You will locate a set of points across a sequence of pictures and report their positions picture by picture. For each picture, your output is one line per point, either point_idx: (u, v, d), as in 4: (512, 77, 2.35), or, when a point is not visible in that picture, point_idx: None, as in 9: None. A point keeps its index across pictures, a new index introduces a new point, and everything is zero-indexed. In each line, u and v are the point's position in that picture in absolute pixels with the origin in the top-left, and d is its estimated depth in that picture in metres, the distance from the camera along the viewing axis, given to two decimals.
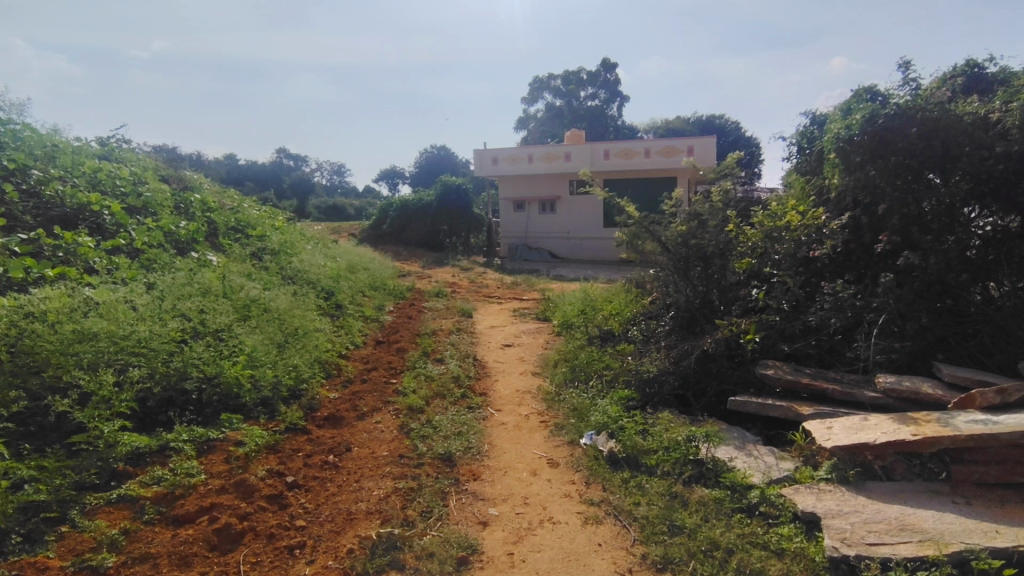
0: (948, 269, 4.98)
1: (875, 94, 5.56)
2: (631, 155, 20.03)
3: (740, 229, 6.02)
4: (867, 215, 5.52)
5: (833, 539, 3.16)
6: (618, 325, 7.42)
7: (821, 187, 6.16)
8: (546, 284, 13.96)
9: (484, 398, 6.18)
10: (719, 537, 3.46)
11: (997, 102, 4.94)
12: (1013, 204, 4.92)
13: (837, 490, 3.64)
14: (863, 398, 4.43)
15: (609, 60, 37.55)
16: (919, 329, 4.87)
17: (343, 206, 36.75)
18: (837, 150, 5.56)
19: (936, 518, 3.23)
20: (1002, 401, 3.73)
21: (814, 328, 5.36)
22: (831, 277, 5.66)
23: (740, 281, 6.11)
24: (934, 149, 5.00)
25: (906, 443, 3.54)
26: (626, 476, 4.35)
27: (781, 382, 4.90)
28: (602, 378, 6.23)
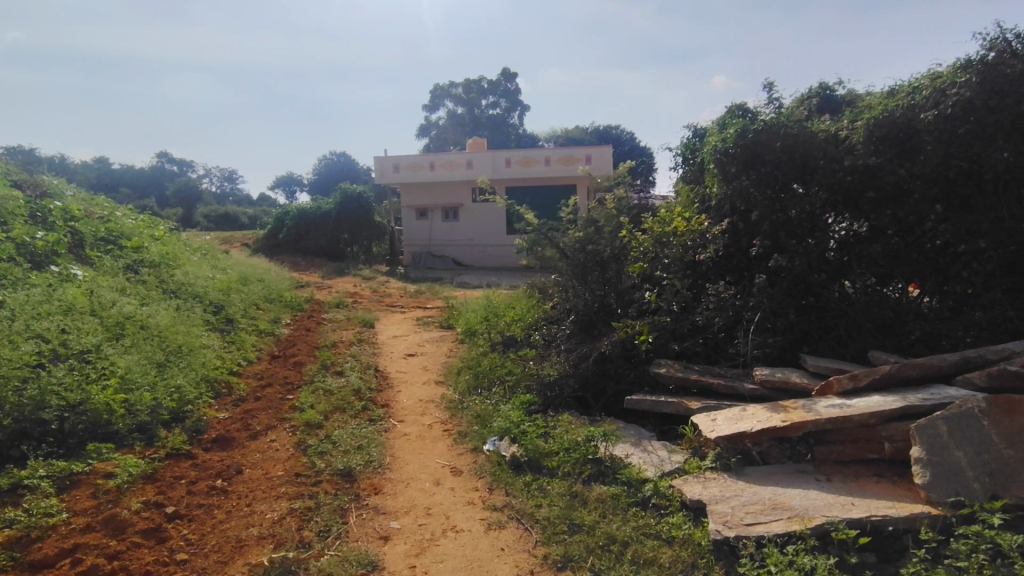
0: (810, 270, 5.52)
1: (745, 111, 6.04)
2: (532, 163, 20.44)
3: (633, 235, 6.28)
4: (742, 221, 5.92)
5: (716, 522, 3.40)
6: (519, 330, 7.54)
7: (702, 196, 6.55)
8: (450, 291, 13.92)
9: (386, 410, 6.06)
10: (615, 531, 3.60)
11: (845, 121, 5.53)
12: (860, 211, 5.42)
13: (720, 477, 3.92)
14: (743, 390, 4.80)
15: (509, 70, 38.23)
16: (788, 325, 5.39)
17: (235, 214, 34.66)
18: (715, 161, 5.92)
19: (802, 495, 3.55)
20: (854, 386, 4.15)
21: (700, 327, 5.77)
22: (714, 279, 6.09)
23: (635, 284, 6.42)
24: (795, 162, 5.50)
25: (777, 429, 3.89)
26: (528, 480, 4.41)
27: (674, 379, 5.21)
28: (505, 383, 6.31)
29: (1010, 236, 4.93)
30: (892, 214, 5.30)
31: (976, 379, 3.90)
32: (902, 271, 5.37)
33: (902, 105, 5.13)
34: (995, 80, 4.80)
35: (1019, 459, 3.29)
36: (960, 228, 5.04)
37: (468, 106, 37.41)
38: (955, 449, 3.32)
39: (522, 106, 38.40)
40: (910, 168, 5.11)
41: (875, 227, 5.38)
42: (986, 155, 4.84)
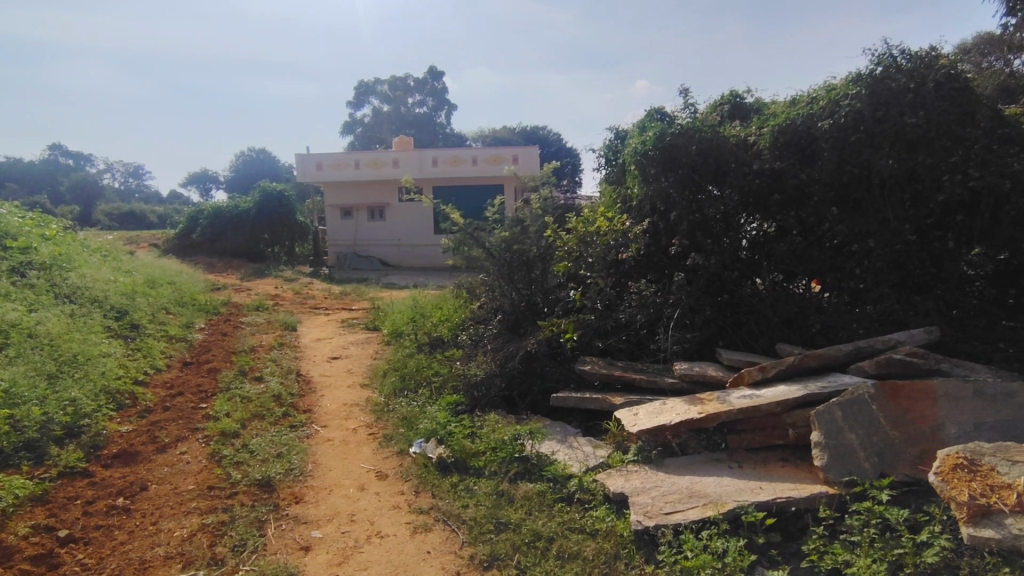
0: (724, 267, 5.79)
1: (663, 114, 6.14)
2: (460, 163, 20.35)
3: (557, 235, 6.40)
4: (662, 221, 6.06)
5: (637, 513, 3.50)
6: (447, 331, 7.49)
7: (623, 196, 6.69)
8: (376, 292, 13.64)
9: (308, 415, 5.85)
10: (541, 527, 3.64)
11: (753, 127, 5.87)
12: (769, 212, 5.75)
13: (641, 469, 4.05)
14: (664, 384, 4.97)
15: (436, 69, 37.95)
16: (704, 320, 5.67)
17: (143, 213, 32.44)
18: (636, 163, 6.12)
19: (717, 483, 3.72)
20: (763, 377, 4.39)
21: (623, 324, 5.93)
22: (636, 277, 6.21)
23: (560, 283, 6.53)
24: (709, 165, 5.75)
25: (693, 421, 4.06)
26: (455, 481, 4.38)
27: (598, 376, 5.32)
28: (432, 385, 6.26)
29: (896, 236, 5.30)
30: (795, 214, 5.67)
31: (866, 367, 4.22)
32: (805, 268, 5.72)
33: (803, 114, 5.52)
34: (882, 94, 5.21)
35: (904, 439, 3.60)
36: (853, 228, 5.40)
37: (395, 104, 36.83)
38: (849, 432, 3.59)
39: (449, 105, 38.23)
40: (811, 172, 5.46)
41: (781, 227, 5.72)
42: (874, 161, 5.21)
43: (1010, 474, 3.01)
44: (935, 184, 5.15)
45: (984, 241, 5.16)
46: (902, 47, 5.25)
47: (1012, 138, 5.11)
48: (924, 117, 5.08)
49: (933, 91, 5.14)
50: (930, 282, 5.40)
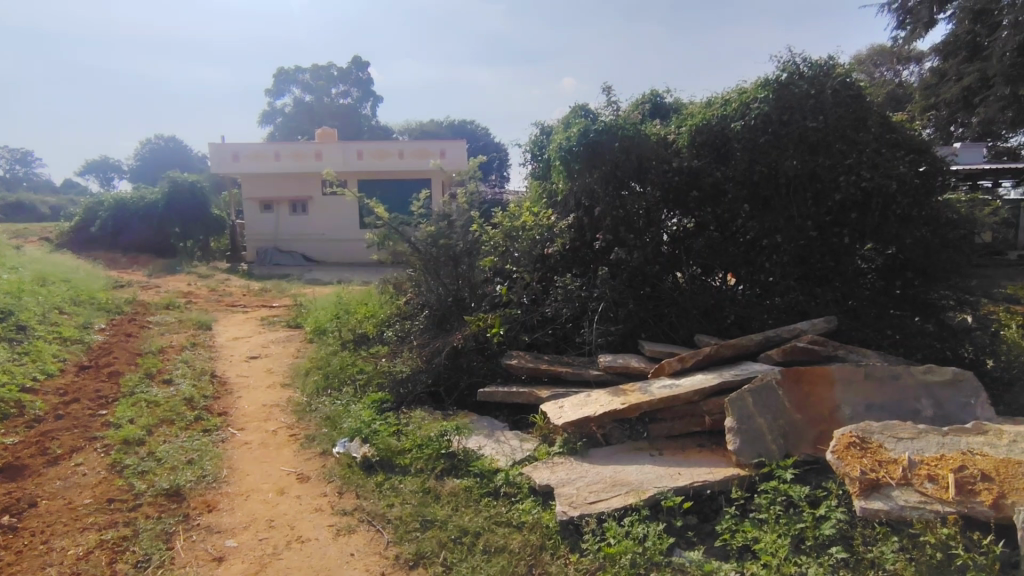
0: (646, 262, 5.98)
1: (587, 111, 6.17)
2: (385, 156, 19.92)
3: (484, 229, 6.47)
4: (586, 217, 6.16)
5: (562, 504, 3.56)
6: (372, 328, 7.31)
7: (549, 191, 6.74)
8: (298, 289, 13.12)
9: (223, 418, 5.55)
10: (467, 523, 3.62)
11: (673, 127, 6.06)
12: (688, 208, 6.00)
13: (566, 461, 4.11)
14: (588, 376, 5.07)
15: (360, 59, 36.95)
16: (628, 313, 5.80)
17: (34, 205, 29.70)
18: (561, 159, 6.12)
19: (638, 470, 3.84)
20: (681, 367, 4.57)
21: (549, 318, 6.02)
22: (562, 271, 6.28)
23: (486, 278, 6.49)
24: (631, 161, 5.89)
25: (616, 411, 4.16)
26: (380, 480, 4.28)
27: (524, 370, 5.36)
28: (356, 383, 6.10)
29: (800, 232, 5.65)
30: (712, 210, 5.92)
31: (774, 355, 4.47)
32: (720, 263, 5.98)
33: (717, 115, 5.79)
34: (787, 99, 5.55)
35: (806, 421, 3.85)
36: (764, 224, 5.70)
37: (317, 94, 35.59)
38: (758, 417, 3.79)
39: (375, 97, 37.35)
40: (725, 170, 5.72)
41: (699, 223, 5.96)
42: (780, 162, 5.53)
43: (896, 449, 3.29)
44: (833, 184, 5.52)
45: (875, 237, 5.59)
46: (805, 55, 5.60)
47: (898, 143, 5.56)
48: (823, 122, 5.46)
49: (831, 97, 5.53)
50: (829, 275, 5.79)
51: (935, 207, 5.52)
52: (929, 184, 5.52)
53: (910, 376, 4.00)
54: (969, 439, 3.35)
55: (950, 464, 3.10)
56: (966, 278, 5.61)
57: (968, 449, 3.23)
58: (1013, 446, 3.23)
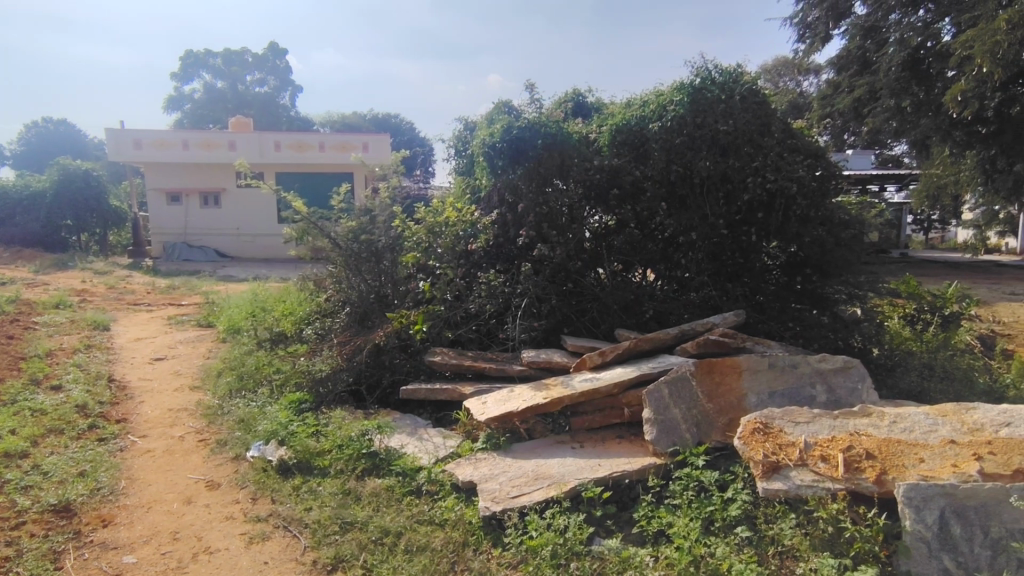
0: (568, 258, 6.10)
1: (510, 108, 6.16)
2: (305, 148, 19.16)
3: (406, 224, 6.34)
4: (510, 213, 6.16)
5: (485, 500, 3.56)
6: (290, 325, 7.04)
7: (473, 186, 6.72)
8: (210, 286, 12.39)
9: (123, 425, 5.16)
10: (388, 523, 3.55)
11: (594, 125, 6.19)
12: (609, 206, 6.14)
13: (489, 457, 4.12)
14: (512, 372, 5.11)
15: (277, 46, 35.32)
16: (550, 309, 5.90)
17: None
18: (484, 155, 6.11)
19: (560, 463, 3.91)
20: (602, 361, 4.68)
21: (474, 314, 6.02)
22: (486, 267, 6.29)
23: (409, 274, 6.36)
24: (553, 159, 5.90)
25: (539, 406, 4.21)
26: (298, 483, 4.12)
27: (448, 366, 5.33)
28: (272, 384, 5.85)
29: (713, 229, 5.93)
30: (631, 208, 6.12)
31: (688, 348, 4.68)
32: (639, 259, 6.19)
33: (636, 116, 5.97)
34: (700, 103, 5.82)
35: (716, 410, 4.05)
36: (680, 222, 5.95)
37: (231, 81, 33.89)
38: (673, 407, 3.95)
39: (294, 86, 35.86)
40: (644, 169, 5.91)
41: (620, 220, 6.16)
42: (695, 162, 5.78)
43: (794, 433, 3.53)
44: (742, 185, 5.83)
45: (778, 235, 5.97)
46: (716, 61, 5.89)
47: (798, 147, 5.92)
48: (733, 126, 5.74)
49: (739, 103, 5.83)
50: (739, 270, 6.15)
51: (830, 208, 5.91)
52: (824, 187, 5.92)
53: (808, 365, 4.30)
54: (857, 421, 3.65)
55: (841, 444, 3.35)
56: (857, 273, 6.06)
57: (856, 431, 3.52)
58: (894, 426, 3.55)
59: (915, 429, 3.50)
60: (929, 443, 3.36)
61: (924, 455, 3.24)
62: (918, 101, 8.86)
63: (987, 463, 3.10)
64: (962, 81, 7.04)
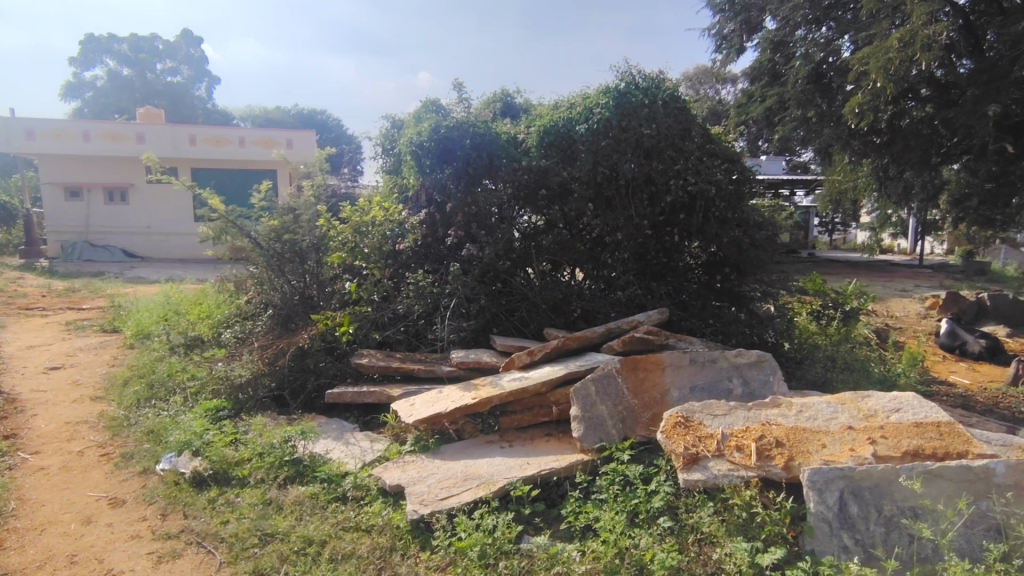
0: (497, 257, 6.02)
1: (438, 107, 6.10)
2: (223, 143, 18.25)
3: (331, 224, 6.16)
4: (438, 212, 6.11)
5: (414, 503, 3.51)
6: (206, 329, 6.68)
7: (401, 186, 6.59)
8: (115, 288, 11.54)
9: (11, 442, 4.71)
10: (312, 532, 3.43)
11: (522, 126, 6.30)
12: (538, 206, 6.22)
13: (418, 459, 4.06)
14: (441, 373, 5.07)
15: (191, 34, 33.40)
16: (479, 309, 5.84)
17: None
18: (411, 153, 6.04)
19: (489, 463, 3.92)
20: (531, 360, 4.72)
21: (401, 315, 5.90)
22: (414, 267, 6.16)
23: (335, 275, 6.19)
24: (482, 159, 5.96)
25: (468, 407, 4.19)
26: (213, 496, 3.90)
27: (376, 369, 5.21)
28: (185, 391, 5.52)
29: (637, 230, 6.13)
30: (559, 208, 6.20)
31: (615, 346, 4.82)
32: (567, 258, 6.26)
33: (563, 118, 6.07)
34: (625, 107, 5.98)
35: (640, 406, 4.18)
36: (606, 223, 6.10)
37: (139, 69, 31.72)
38: (599, 404, 4.04)
39: (211, 77, 34.03)
40: (571, 171, 6.01)
41: (549, 220, 6.22)
42: (620, 164, 5.93)
43: (712, 425, 3.69)
44: (664, 187, 6.04)
45: (699, 236, 6.23)
46: (639, 67, 6.06)
47: (716, 152, 6.17)
48: (657, 130, 5.92)
49: (661, 108, 6.03)
50: (663, 270, 6.39)
51: (745, 210, 6.25)
52: (740, 190, 6.26)
53: (725, 360, 4.51)
54: (768, 411, 3.87)
55: (753, 434, 3.55)
56: (770, 273, 6.44)
57: (767, 421, 3.73)
58: (800, 415, 3.79)
59: (819, 417, 3.76)
60: (831, 429, 3.61)
61: (827, 441, 3.48)
62: (821, 112, 9.28)
63: (879, 446, 3.36)
64: (860, 95, 7.62)
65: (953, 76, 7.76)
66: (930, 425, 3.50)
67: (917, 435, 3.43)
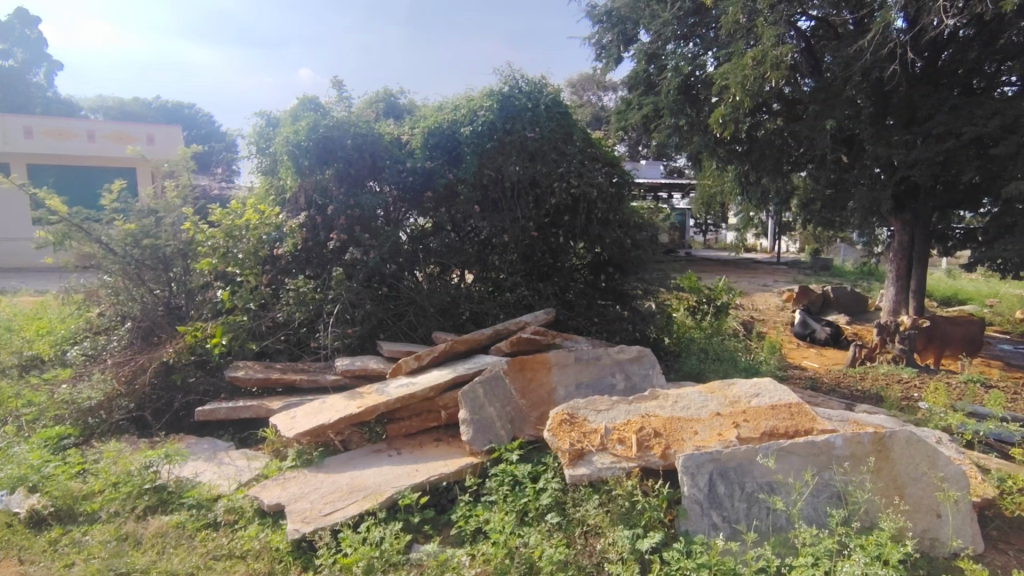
0: (382, 261, 5.87)
1: (316, 104, 5.83)
2: (67, 137, 16.43)
3: (198, 228, 5.64)
4: (319, 215, 5.90)
5: (294, 522, 3.32)
6: (48, 347, 5.92)
7: (278, 187, 6.23)
8: None
9: None
10: (177, 565, 3.12)
11: (406, 128, 6.17)
12: (425, 208, 6.17)
13: (299, 475, 3.85)
14: (326, 383, 4.85)
15: (27, 14, 29.58)
16: (365, 314, 5.62)
17: None
18: (287, 154, 5.75)
19: (376, 473, 3.80)
20: (418, 365, 4.66)
21: (281, 324, 5.58)
22: (294, 273, 5.87)
23: (205, 283, 5.71)
24: (364, 160, 5.85)
25: (352, 417, 4.04)
26: (55, 536, 3.45)
27: (253, 382, 4.88)
28: (21, 419, 4.85)
29: (523, 232, 6.20)
30: (447, 211, 6.16)
31: (503, 347, 4.86)
32: (455, 261, 6.19)
33: (448, 119, 6.04)
34: (508, 110, 6.05)
35: (528, 406, 4.24)
36: (493, 225, 6.11)
37: None
38: (488, 406, 4.06)
39: (53, 63, 30.35)
40: (456, 172, 6.03)
41: (436, 223, 6.16)
42: (505, 167, 5.99)
43: (596, 421, 3.84)
44: (549, 189, 6.15)
45: (584, 237, 6.49)
46: (522, 72, 6.15)
47: (597, 156, 6.40)
48: (540, 133, 6.06)
49: (544, 112, 6.15)
50: (550, 270, 6.57)
51: (626, 212, 6.55)
52: (620, 193, 6.54)
53: (608, 356, 4.72)
54: (647, 404, 4.08)
55: (634, 427, 3.72)
56: (650, 271, 6.76)
57: (646, 413, 3.93)
58: (675, 406, 4.04)
59: (691, 406, 4.03)
60: (702, 417, 3.88)
61: (698, 428, 3.73)
62: (691, 121, 10.09)
63: (742, 430, 3.66)
64: (722, 107, 8.31)
65: (798, 94, 8.69)
66: (784, 407, 3.87)
67: (773, 417, 3.77)
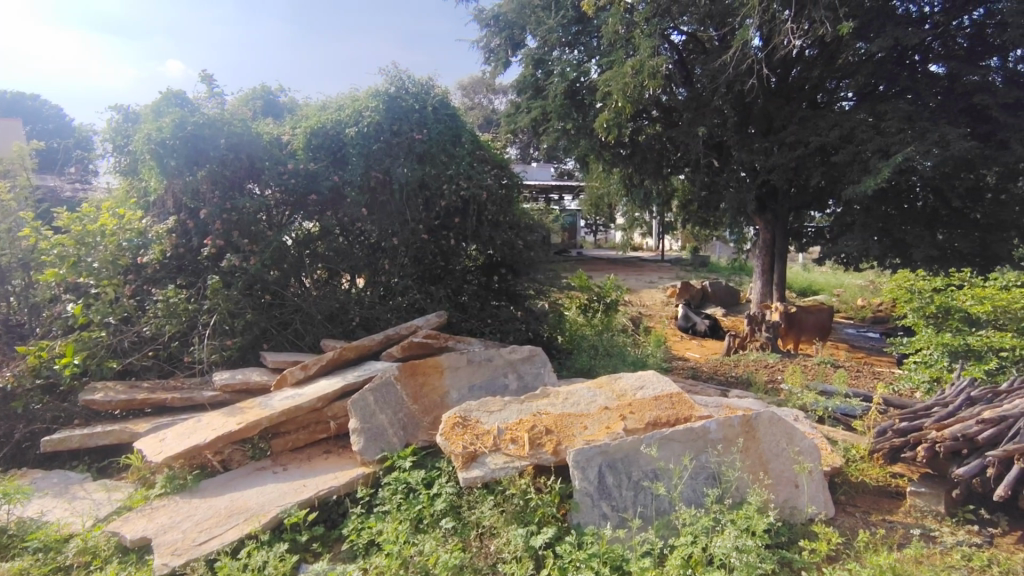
0: (263, 268, 5.48)
1: (183, 99, 5.39)
2: None
3: (42, 234, 5.02)
4: (190, 219, 5.46)
5: (163, 556, 3.04)
6: None
7: (140, 188, 5.71)
8: None
9: None
10: None
11: (287, 127, 5.86)
12: (309, 211, 5.93)
13: (170, 503, 3.53)
14: (202, 399, 4.50)
15: None
16: (246, 324, 5.28)
17: None
18: (150, 151, 5.28)
19: (258, 493, 3.57)
20: (305, 375, 4.45)
21: (148, 338, 5.11)
22: (163, 282, 5.40)
23: (53, 296, 5.09)
24: (241, 161, 5.50)
25: (230, 434, 3.77)
26: None
27: (113, 405, 4.40)
28: None
29: (413, 235, 6.10)
30: (333, 215, 6.01)
31: (395, 352, 4.77)
32: (345, 266, 6.02)
33: (332, 120, 5.82)
34: (395, 110, 5.92)
35: (421, 411, 4.18)
36: (382, 227, 6.05)
37: None
38: (379, 414, 3.96)
39: None
40: (341, 174, 5.83)
41: (322, 227, 5.92)
42: (392, 169, 5.85)
43: (489, 422, 3.86)
44: (438, 192, 6.15)
45: (475, 239, 6.44)
46: (407, 73, 6.01)
47: (485, 158, 6.46)
48: (428, 136, 5.98)
49: (432, 113, 6.07)
50: (442, 273, 6.48)
51: (517, 215, 6.60)
52: (510, 195, 6.60)
53: (500, 357, 4.76)
54: (538, 402, 4.17)
55: (526, 425, 3.78)
56: (541, 272, 6.91)
57: (537, 411, 4.01)
58: (565, 403, 4.16)
59: (581, 402, 4.16)
60: (591, 412, 4.02)
61: (587, 423, 3.86)
62: (578, 124, 10.19)
63: (628, 422, 3.84)
64: (606, 112, 8.69)
65: (674, 103, 9.36)
66: (665, 397, 4.10)
67: (655, 408, 3.98)
